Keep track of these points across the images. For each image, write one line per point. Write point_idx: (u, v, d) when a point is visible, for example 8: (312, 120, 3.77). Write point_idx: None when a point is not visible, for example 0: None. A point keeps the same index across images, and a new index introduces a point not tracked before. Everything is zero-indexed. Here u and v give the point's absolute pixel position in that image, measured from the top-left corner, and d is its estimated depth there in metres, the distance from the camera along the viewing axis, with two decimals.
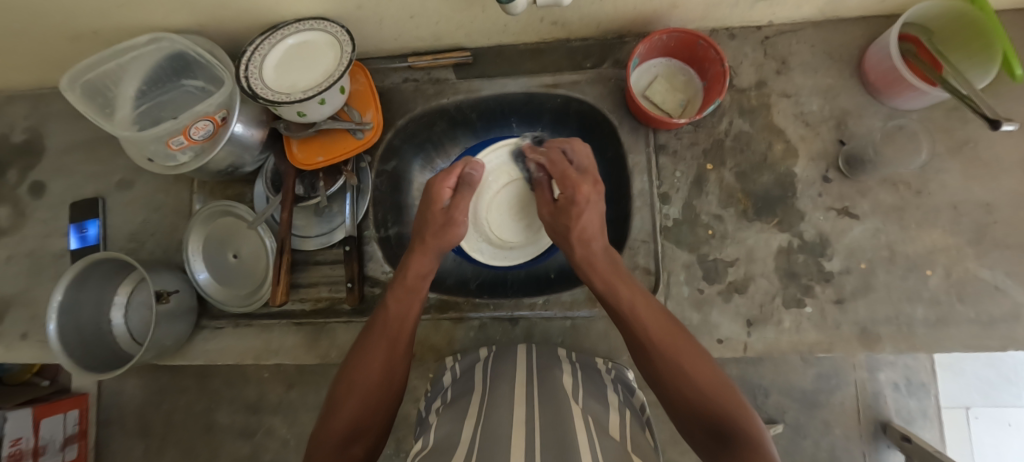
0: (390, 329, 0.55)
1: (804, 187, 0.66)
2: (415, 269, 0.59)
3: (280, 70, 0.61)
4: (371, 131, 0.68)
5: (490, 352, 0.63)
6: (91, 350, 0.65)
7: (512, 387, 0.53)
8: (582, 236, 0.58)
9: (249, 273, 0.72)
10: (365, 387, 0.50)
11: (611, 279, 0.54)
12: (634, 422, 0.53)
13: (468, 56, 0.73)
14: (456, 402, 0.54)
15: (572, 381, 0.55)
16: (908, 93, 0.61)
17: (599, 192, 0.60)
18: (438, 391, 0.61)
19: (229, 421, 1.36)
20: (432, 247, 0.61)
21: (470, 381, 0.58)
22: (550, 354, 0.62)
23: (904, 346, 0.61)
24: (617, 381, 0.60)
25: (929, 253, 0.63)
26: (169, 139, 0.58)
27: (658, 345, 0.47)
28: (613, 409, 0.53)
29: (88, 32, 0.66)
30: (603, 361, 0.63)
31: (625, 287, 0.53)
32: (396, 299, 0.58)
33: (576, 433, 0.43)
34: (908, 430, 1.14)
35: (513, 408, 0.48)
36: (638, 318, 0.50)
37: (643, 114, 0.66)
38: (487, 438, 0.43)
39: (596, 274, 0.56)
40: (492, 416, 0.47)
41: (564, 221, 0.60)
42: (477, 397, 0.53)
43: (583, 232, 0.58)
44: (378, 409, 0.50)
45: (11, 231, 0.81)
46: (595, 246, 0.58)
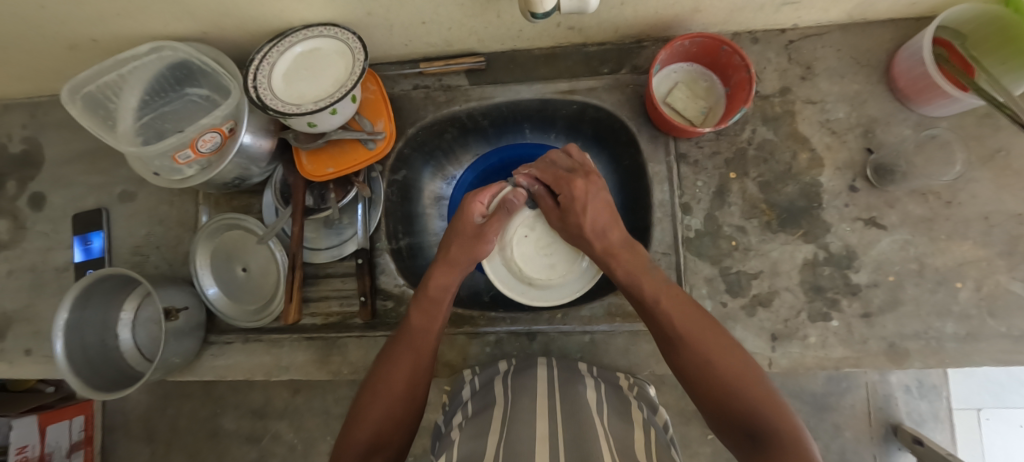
0: (415, 340, 0.53)
1: (831, 198, 0.64)
2: (441, 282, 0.57)
3: (289, 79, 0.58)
4: (383, 141, 0.66)
5: (510, 366, 0.62)
6: (98, 368, 0.63)
7: (534, 401, 0.51)
8: (598, 226, 0.58)
9: (259, 288, 0.70)
10: (389, 400, 0.49)
11: (637, 271, 0.53)
12: (659, 441, 0.51)
13: (480, 62, 0.70)
14: (477, 416, 0.52)
15: (595, 396, 0.54)
16: (939, 101, 0.59)
17: (592, 181, 0.60)
18: (456, 406, 0.59)
19: (235, 427, 1.35)
20: (460, 260, 0.59)
21: (490, 394, 0.57)
22: (571, 369, 0.60)
23: (933, 361, 0.59)
24: (640, 400, 0.58)
25: (960, 265, 0.61)
26: (175, 153, 0.56)
27: (682, 338, 0.47)
28: (638, 427, 0.50)
29: (86, 40, 0.63)
30: (624, 377, 0.61)
31: (649, 277, 0.52)
32: (419, 311, 0.55)
33: (603, 448, 0.41)
34: (919, 433, 1.13)
35: (536, 422, 0.47)
36: (665, 313, 0.49)
37: (664, 122, 0.64)
38: (510, 455, 0.41)
39: (619, 262, 0.55)
40: (516, 429, 0.46)
41: (574, 213, 0.60)
42: (498, 412, 0.51)
43: (597, 218, 0.58)
44: (401, 423, 0.49)
45: (11, 244, 0.79)
46: (614, 234, 0.57)
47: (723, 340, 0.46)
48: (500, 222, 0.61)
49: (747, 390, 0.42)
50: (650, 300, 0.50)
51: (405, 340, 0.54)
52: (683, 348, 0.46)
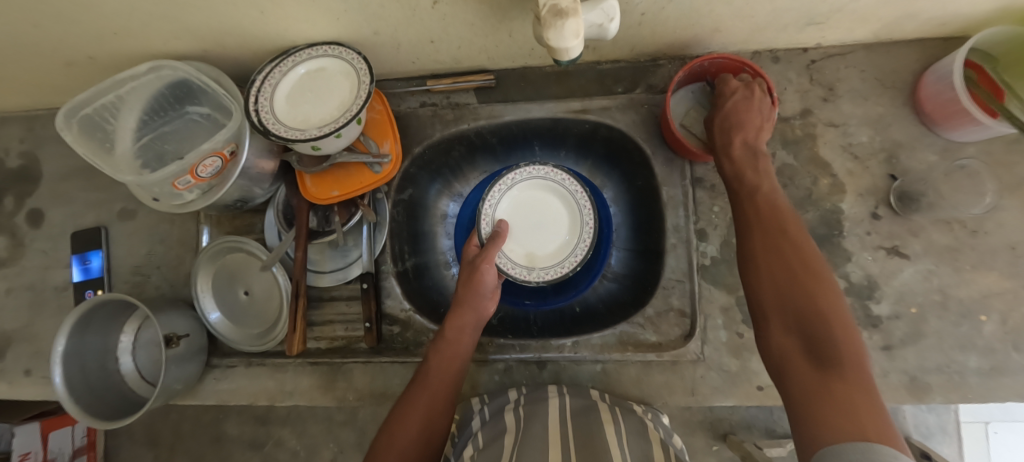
0: (431, 380, 0.53)
1: (852, 225, 0.62)
2: (457, 322, 0.56)
3: (292, 102, 0.56)
4: (389, 164, 0.63)
5: (520, 395, 0.60)
6: (98, 394, 0.62)
7: (546, 432, 0.50)
8: (729, 122, 0.54)
9: (262, 311, 0.69)
10: (403, 444, 0.47)
11: (746, 169, 0.51)
12: None
13: (490, 80, 0.68)
14: (489, 445, 0.51)
15: (613, 421, 0.53)
16: (969, 127, 0.57)
17: (752, 88, 0.55)
18: (466, 439, 0.57)
19: (239, 433, 1.35)
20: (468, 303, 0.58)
21: (500, 423, 0.56)
22: (582, 398, 0.59)
23: (955, 396, 0.58)
24: (656, 424, 0.57)
25: (985, 297, 0.59)
26: (175, 179, 0.54)
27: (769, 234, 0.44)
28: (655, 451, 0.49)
29: (83, 57, 0.61)
30: (638, 404, 0.60)
31: (756, 176, 0.50)
32: (436, 353, 0.55)
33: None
34: (927, 447, 1.12)
35: (547, 454, 0.45)
36: (759, 205, 0.47)
37: (680, 146, 0.62)
38: None
39: (731, 159, 0.53)
40: (529, 457, 0.45)
41: (725, 125, 0.55)
42: (510, 439, 0.51)
43: (735, 115, 0.54)
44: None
45: (9, 261, 0.78)
46: (748, 131, 0.53)
47: (804, 239, 0.43)
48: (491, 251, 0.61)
49: (824, 304, 0.38)
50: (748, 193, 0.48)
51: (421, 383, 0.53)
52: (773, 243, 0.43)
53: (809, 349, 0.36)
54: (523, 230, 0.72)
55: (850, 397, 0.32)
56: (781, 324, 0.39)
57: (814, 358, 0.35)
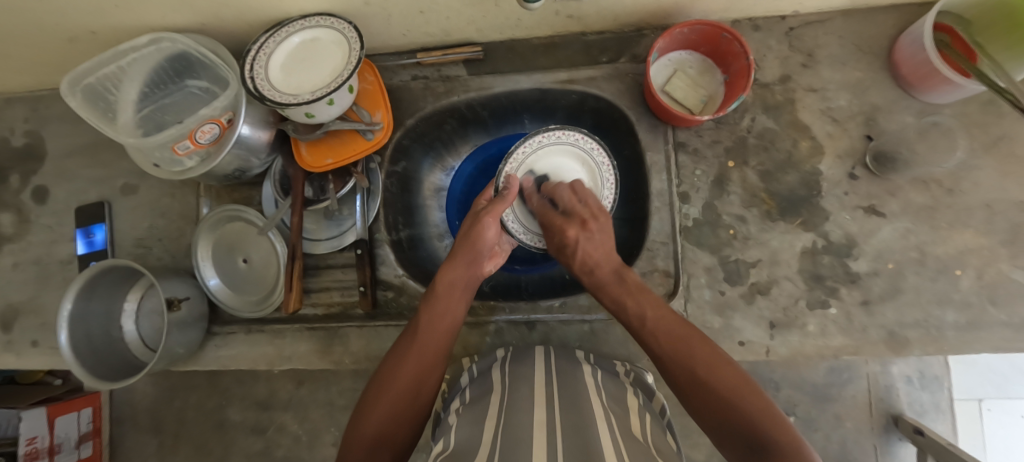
0: (423, 337, 0.53)
1: (831, 187, 0.63)
2: (449, 277, 0.58)
3: (286, 69, 0.58)
4: (381, 131, 0.65)
5: (507, 353, 0.62)
6: (103, 358, 0.65)
7: (532, 389, 0.51)
8: (590, 261, 0.58)
9: (259, 279, 0.71)
10: (392, 396, 0.48)
11: (623, 296, 0.54)
12: (655, 425, 0.51)
13: (479, 51, 0.69)
14: (476, 402, 0.53)
15: (593, 384, 0.54)
16: (943, 87, 0.58)
17: (587, 228, 0.59)
18: (456, 392, 0.60)
19: (241, 418, 1.40)
20: (462, 257, 0.59)
21: (487, 381, 0.57)
22: (568, 357, 0.60)
23: (932, 349, 0.60)
24: (637, 386, 0.58)
25: (961, 253, 0.61)
26: (175, 144, 0.56)
27: (667, 351, 0.47)
28: (634, 413, 0.50)
29: (84, 32, 0.63)
30: (621, 364, 0.62)
31: (637, 301, 0.53)
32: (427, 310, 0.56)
33: (599, 434, 0.41)
34: (920, 423, 1.15)
35: (533, 411, 0.46)
36: (653, 331, 0.49)
37: (664, 111, 0.63)
38: (508, 441, 0.40)
39: (607, 294, 0.56)
40: (514, 416, 0.45)
41: (566, 255, 0.60)
42: (496, 398, 0.52)
43: (589, 257, 0.58)
44: (404, 421, 0.48)
45: (16, 237, 0.80)
46: (604, 265, 0.57)
47: (707, 347, 0.46)
48: (499, 205, 0.61)
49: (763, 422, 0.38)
50: (637, 322, 0.51)
51: (415, 336, 0.54)
52: (680, 363, 0.45)
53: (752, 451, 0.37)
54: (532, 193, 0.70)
55: None
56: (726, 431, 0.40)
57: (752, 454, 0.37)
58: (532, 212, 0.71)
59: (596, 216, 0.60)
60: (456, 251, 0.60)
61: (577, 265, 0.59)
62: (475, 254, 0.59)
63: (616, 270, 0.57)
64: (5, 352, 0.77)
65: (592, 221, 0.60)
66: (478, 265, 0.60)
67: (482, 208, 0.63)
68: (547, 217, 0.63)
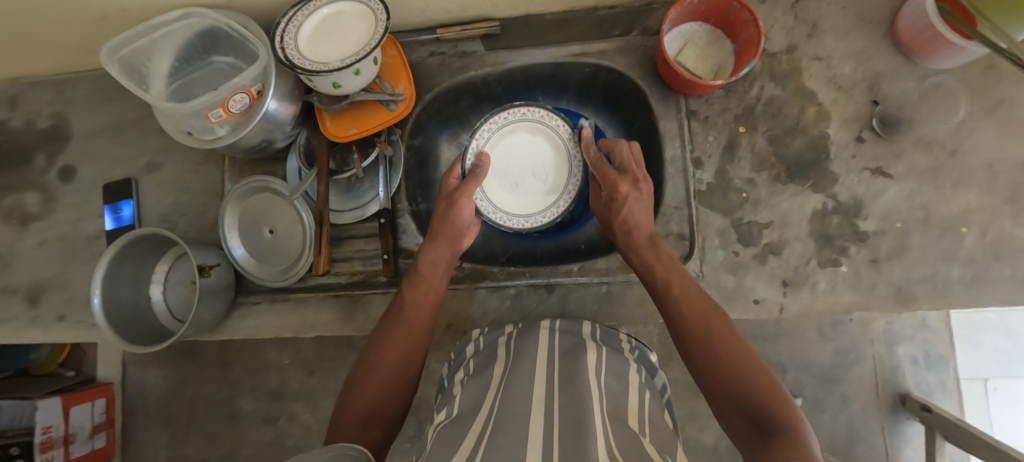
0: (407, 314, 0.55)
1: (839, 150, 0.66)
2: (432, 258, 0.59)
3: (314, 41, 0.61)
4: (404, 102, 0.68)
5: (514, 329, 0.60)
6: (132, 324, 0.67)
7: (533, 364, 0.49)
8: (630, 222, 0.58)
9: (284, 250, 0.73)
10: (382, 371, 0.49)
11: (652, 262, 0.55)
12: (656, 404, 0.49)
13: (496, 26, 0.72)
14: (478, 374, 0.52)
15: (598, 361, 0.51)
16: (944, 52, 0.61)
17: (639, 188, 0.59)
18: (460, 362, 0.59)
19: (252, 408, 1.41)
20: (443, 234, 0.60)
21: (492, 353, 0.57)
22: (572, 333, 0.57)
23: (939, 304, 0.62)
24: (641, 363, 0.55)
25: (965, 212, 0.63)
26: (208, 112, 0.58)
27: (688, 321, 0.48)
28: (635, 390, 0.48)
29: (115, 10, 0.66)
30: (627, 340, 0.60)
31: (666, 270, 0.54)
32: (411, 288, 0.57)
33: (595, 410, 0.40)
34: (927, 402, 1.16)
35: (532, 387, 0.45)
36: (675, 298, 0.51)
37: (676, 79, 0.65)
38: (504, 420, 0.39)
39: (638, 256, 0.57)
40: (512, 391, 0.44)
41: (611, 212, 0.61)
42: (498, 372, 0.51)
43: (633, 217, 0.57)
44: (393, 396, 0.48)
45: (42, 215, 0.82)
46: (644, 231, 0.57)
47: (730, 330, 0.46)
48: (473, 185, 0.62)
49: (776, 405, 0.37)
50: (661, 286, 0.53)
51: (399, 317, 0.55)
52: (697, 335, 0.47)
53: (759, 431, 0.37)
54: (503, 172, 0.76)
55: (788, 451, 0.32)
56: (735, 410, 0.40)
57: (760, 435, 0.36)
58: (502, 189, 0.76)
59: (648, 179, 0.60)
60: (438, 230, 0.60)
61: (618, 222, 0.58)
62: (454, 233, 0.60)
63: (650, 235, 0.58)
64: (33, 328, 0.78)
65: (644, 182, 0.60)
66: (459, 245, 0.61)
67: (454, 188, 0.63)
68: (604, 169, 0.62)
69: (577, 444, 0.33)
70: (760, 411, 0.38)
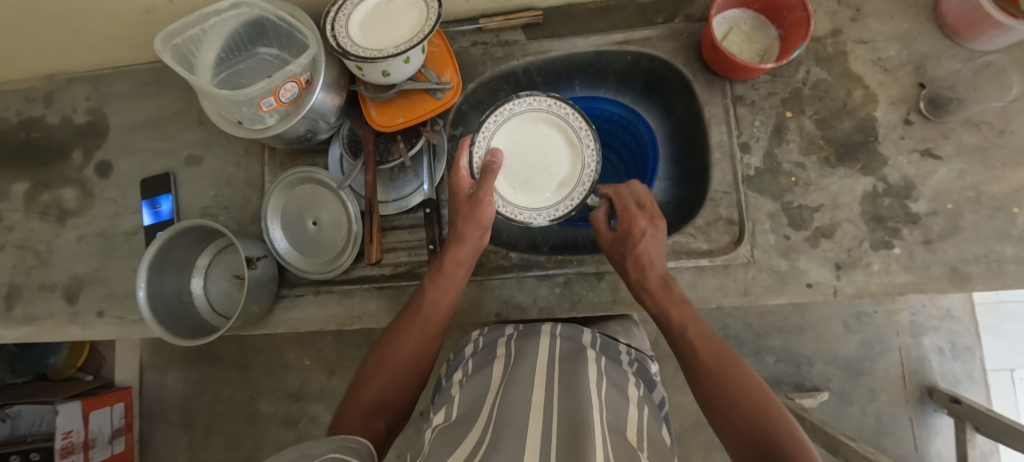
0: (425, 312, 0.56)
1: (886, 132, 0.66)
2: (455, 258, 0.58)
3: (364, 29, 0.61)
4: (450, 91, 0.67)
5: (515, 330, 0.59)
6: (177, 319, 0.66)
7: (533, 367, 0.48)
8: (644, 260, 0.56)
9: (328, 241, 0.72)
10: (395, 365, 0.52)
11: (665, 304, 0.54)
12: (653, 418, 0.49)
13: (539, 16, 0.72)
14: (477, 375, 0.52)
15: (598, 368, 0.50)
16: (989, 34, 0.61)
17: (657, 225, 0.58)
18: (460, 361, 0.60)
19: (274, 410, 1.40)
20: (471, 236, 0.58)
21: (492, 351, 0.57)
22: (573, 337, 0.56)
23: (994, 283, 0.61)
24: (639, 376, 0.58)
25: (1017, 191, 0.63)
26: (260, 100, 0.58)
27: (705, 366, 0.48)
28: (634, 403, 0.48)
29: (164, 1, 0.66)
30: (626, 351, 0.61)
31: (678, 310, 0.54)
32: (434, 286, 0.58)
33: (595, 417, 0.38)
34: (955, 393, 1.16)
35: (531, 390, 0.43)
36: (692, 343, 0.50)
37: (722, 65, 0.66)
38: (500, 425, 0.38)
39: (651, 296, 0.56)
40: (511, 392, 0.43)
41: (625, 244, 0.59)
42: (496, 374, 0.50)
43: (646, 254, 0.57)
44: (402, 391, 0.51)
45: (80, 211, 0.82)
46: (655, 273, 0.56)
47: (745, 375, 0.46)
48: (490, 183, 0.58)
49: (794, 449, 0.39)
50: (676, 331, 0.52)
51: (417, 312, 0.56)
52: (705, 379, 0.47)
53: None
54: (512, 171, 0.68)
55: None
56: (750, 450, 0.42)
57: None
58: (511, 188, 0.67)
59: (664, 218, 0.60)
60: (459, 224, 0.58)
61: (631, 258, 0.57)
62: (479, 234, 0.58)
63: (663, 275, 0.57)
64: (70, 324, 0.78)
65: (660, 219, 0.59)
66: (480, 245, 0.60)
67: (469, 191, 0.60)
68: (626, 207, 0.60)
69: (576, 452, 0.32)
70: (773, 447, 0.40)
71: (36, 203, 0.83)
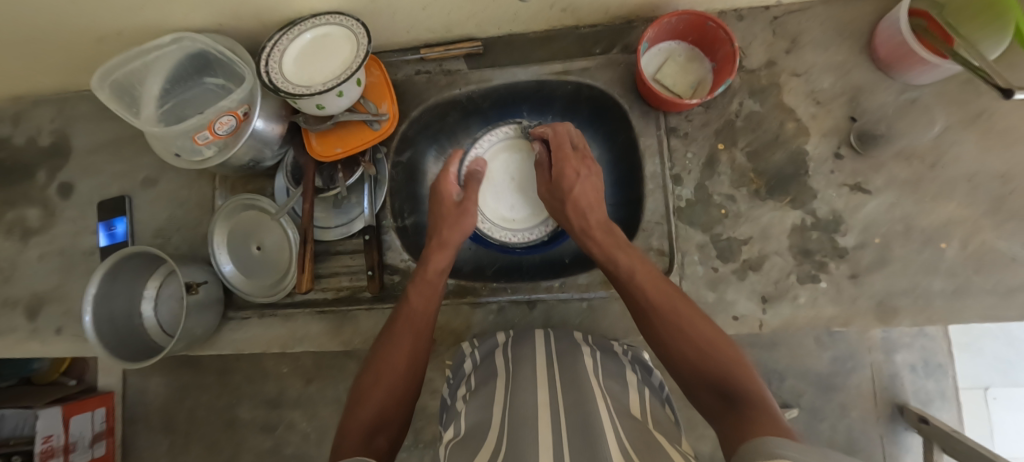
0: (413, 319, 0.56)
1: (817, 165, 0.66)
2: (436, 265, 0.61)
3: (298, 64, 0.63)
4: (387, 122, 0.69)
5: (508, 337, 0.63)
6: (123, 339, 0.69)
7: (534, 371, 0.52)
8: (583, 204, 0.63)
9: (273, 265, 0.74)
10: (391, 379, 0.49)
11: (613, 251, 0.57)
12: (653, 398, 0.54)
13: (479, 46, 0.73)
14: (481, 389, 0.54)
15: (593, 364, 0.54)
16: (919, 67, 0.61)
17: (587, 166, 0.66)
18: (460, 378, 0.62)
19: (251, 416, 1.43)
20: (451, 242, 0.63)
21: (491, 367, 0.59)
22: (568, 338, 0.62)
23: (921, 318, 0.61)
24: (633, 361, 0.60)
25: (946, 225, 0.63)
26: (196, 134, 0.60)
27: (654, 308, 0.49)
28: (632, 389, 0.52)
29: (112, 33, 0.68)
30: (618, 344, 0.63)
31: (628, 257, 0.55)
32: (416, 289, 0.58)
33: (601, 413, 0.41)
34: (924, 412, 1.15)
35: (536, 390, 0.47)
36: (642, 285, 0.51)
37: (654, 97, 0.66)
38: (514, 423, 0.42)
39: (596, 242, 0.59)
40: (518, 395, 0.47)
41: (562, 190, 0.65)
42: (501, 381, 0.53)
43: (586, 198, 0.64)
44: (400, 402, 0.49)
45: (43, 230, 0.84)
46: (596, 213, 0.62)
47: (696, 313, 0.47)
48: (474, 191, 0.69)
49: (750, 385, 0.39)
50: (625, 276, 0.53)
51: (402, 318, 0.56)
52: (659, 325, 0.47)
53: (727, 403, 0.39)
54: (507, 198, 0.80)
55: (764, 420, 0.34)
56: (704, 386, 0.42)
57: (729, 410, 0.38)
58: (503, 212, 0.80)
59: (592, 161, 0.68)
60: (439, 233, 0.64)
61: (572, 201, 0.63)
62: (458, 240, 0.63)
63: (604, 221, 0.61)
64: (31, 340, 0.80)
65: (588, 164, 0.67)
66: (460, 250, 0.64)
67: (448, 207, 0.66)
68: (562, 150, 0.67)
69: (587, 445, 0.35)
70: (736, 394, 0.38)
71: (3, 222, 0.86)
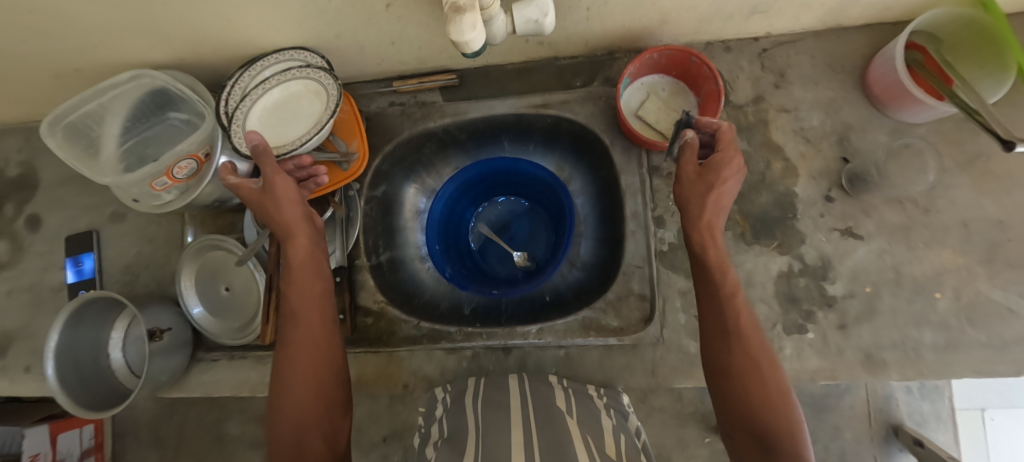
0: (304, 316, 0.52)
1: (806, 208, 0.63)
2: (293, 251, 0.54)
3: (261, 104, 0.59)
4: (357, 161, 0.66)
5: (479, 382, 0.62)
6: (88, 385, 0.66)
7: (508, 416, 0.51)
8: (718, 210, 0.50)
9: (241, 307, 0.72)
10: (304, 385, 0.49)
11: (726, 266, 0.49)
12: (631, 446, 0.50)
13: (454, 79, 0.71)
14: (452, 436, 0.50)
15: (568, 412, 0.53)
16: (913, 107, 0.58)
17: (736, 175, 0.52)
18: (430, 425, 0.57)
19: (240, 432, 1.36)
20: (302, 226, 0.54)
21: (462, 409, 0.56)
22: (541, 381, 0.61)
23: (911, 372, 0.58)
24: (612, 407, 0.58)
25: (939, 273, 0.60)
26: (152, 181, 0.57)
27: (740, 335, 0.46)
28: (610, 435, 0.50)
29: (69, 69, 0.65)
30: (596, 388, 0.61)
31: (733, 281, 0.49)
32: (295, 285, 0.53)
33: None
34: (920, 434, 1.11)
35: (509, 436, 0.47)
36: (733, 309, 0.48)
37: (636, 136, 0.64)
38: None
39: (714, 248, 0.50)
40: (490, 442, 0.45)
41: (711, 185, 0.49)
42: (471, 427, 0.50)
43: (720, 203, 0.50)
44: (322, 405, 0.49)
45: (10, 264, 0.82)
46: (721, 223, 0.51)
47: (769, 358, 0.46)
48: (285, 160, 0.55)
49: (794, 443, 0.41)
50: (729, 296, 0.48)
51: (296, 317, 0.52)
52: (734, 344, 0.46)
53: (764, 450, 0.42)
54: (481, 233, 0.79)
55: None
56: (746, 428, 0.44)
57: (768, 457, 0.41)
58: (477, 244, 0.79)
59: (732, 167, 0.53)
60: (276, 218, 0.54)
61: (714, 200, 0.49)
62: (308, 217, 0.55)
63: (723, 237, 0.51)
64: None
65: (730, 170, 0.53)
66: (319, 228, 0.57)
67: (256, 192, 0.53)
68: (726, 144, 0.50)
69: None
70: (771, 440, 0.42)
71: None
